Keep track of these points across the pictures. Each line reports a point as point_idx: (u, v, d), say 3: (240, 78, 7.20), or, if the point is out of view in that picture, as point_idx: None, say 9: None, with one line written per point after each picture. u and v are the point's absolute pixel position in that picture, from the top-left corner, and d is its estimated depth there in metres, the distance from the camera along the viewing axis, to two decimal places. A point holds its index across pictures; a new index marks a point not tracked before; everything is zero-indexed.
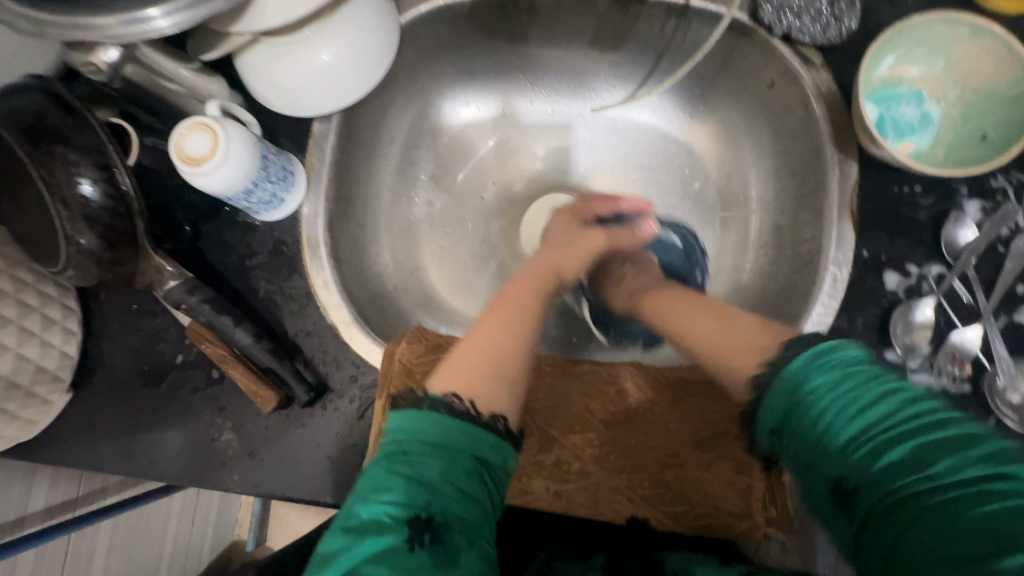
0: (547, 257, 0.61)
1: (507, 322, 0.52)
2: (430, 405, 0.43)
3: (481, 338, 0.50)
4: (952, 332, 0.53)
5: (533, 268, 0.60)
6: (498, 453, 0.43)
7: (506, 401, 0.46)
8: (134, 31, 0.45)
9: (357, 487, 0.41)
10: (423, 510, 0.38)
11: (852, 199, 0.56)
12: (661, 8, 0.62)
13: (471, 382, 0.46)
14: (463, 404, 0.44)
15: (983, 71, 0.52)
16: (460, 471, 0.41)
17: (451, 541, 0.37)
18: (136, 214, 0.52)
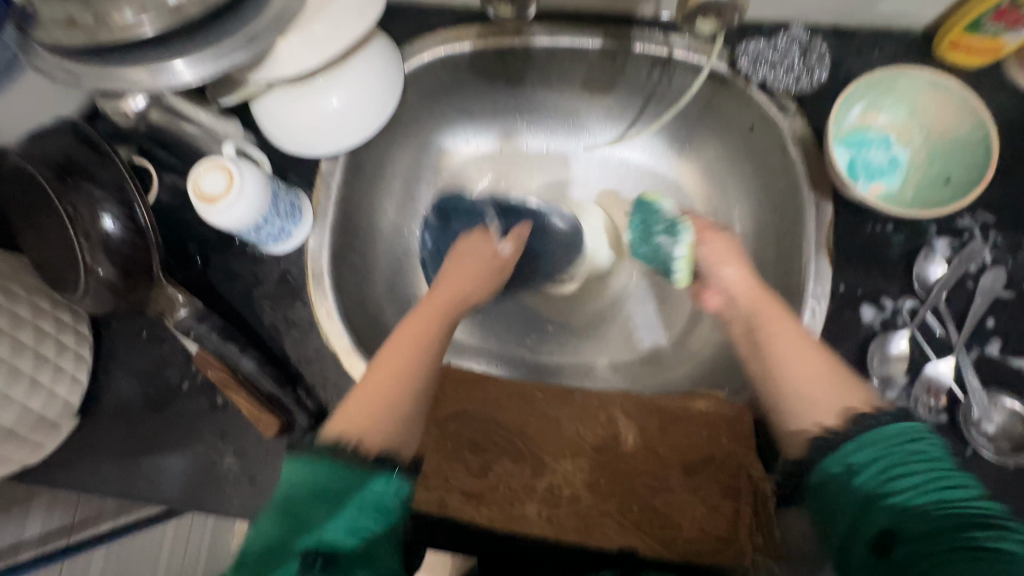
0: (443, 296, 0.62)
1: (402, 355, 0.54)
2: (319, 450, 0.45)
3: (376, 375, 0.52)
4: (927, 364, 0.55)
5: (429, 305, 0.61)
6: (390, 486, 0.44)
7: (400, 438, 0.48)
8: (160, 81, 0.50)
9: (252, 532, 0.42)
10: (313, 546, 0.41)
11: (828, 236, 0.59)
12: (647, 58, 0.67)
13: (363, 423, 0.48)
14: (354, 448, 0.45)
15: (945, 119, 0.56)
16: (347, 512, 0.42)
17: (343, 562, 0.41)
18: (153, 248, 0.55)
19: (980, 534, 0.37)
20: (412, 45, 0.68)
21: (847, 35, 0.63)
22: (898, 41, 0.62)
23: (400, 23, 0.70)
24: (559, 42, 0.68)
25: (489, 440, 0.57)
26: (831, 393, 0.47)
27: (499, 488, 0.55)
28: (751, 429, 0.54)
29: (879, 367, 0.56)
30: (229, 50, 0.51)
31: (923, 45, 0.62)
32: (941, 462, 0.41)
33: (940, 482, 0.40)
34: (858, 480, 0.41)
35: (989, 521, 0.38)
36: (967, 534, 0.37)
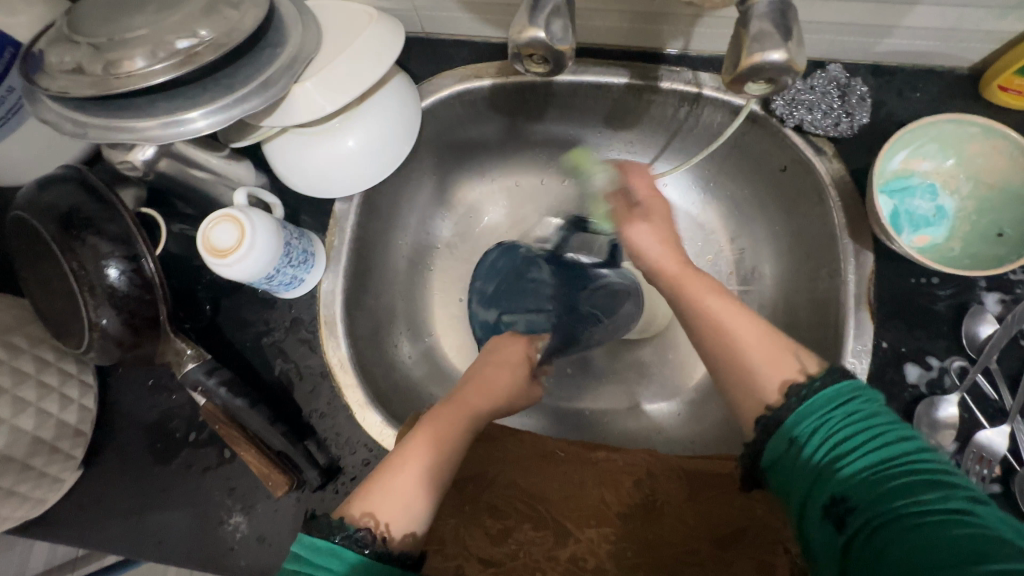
0: (477, 397, 0.55)
1: (460, 422, 0.52)
2: (342, 540, 0.41)
3: (405, 454, 0.48)
4: (977, 431, 0.52)
5: (471, 394, 0.55)
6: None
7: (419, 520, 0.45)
8: (170, 132, 0.48)
9: None
10: None
11: (869, 290, 0.56)
12: (675, 95, 0.64)
13: (400, 508, 0.44)
14: (377, 533, 0.42)
15: (995, 168, 0.53)
16: None
17: None
18: (160, 300, 0.52)
19: (960, 497, 0.34)
20: (429, 82, 0.66)
21: (887, 75, 0.60)
22: (942, 81, 0.59)
23: (417, 58, 0.68)
24: (583, 79, 0.65)
25: (510, 506, 0.55)
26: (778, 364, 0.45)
27: (522, 556, 0.53)
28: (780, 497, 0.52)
29: (927, 434, 0.52)
30: (244, 97, 0.49)
31: (968, 86, 0.59)
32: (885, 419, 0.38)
33: (893, 432, 0.38)
34: (803, 449, 0.40)
35: (938, 478, 0.35)
36: (918, 488, 0.34)
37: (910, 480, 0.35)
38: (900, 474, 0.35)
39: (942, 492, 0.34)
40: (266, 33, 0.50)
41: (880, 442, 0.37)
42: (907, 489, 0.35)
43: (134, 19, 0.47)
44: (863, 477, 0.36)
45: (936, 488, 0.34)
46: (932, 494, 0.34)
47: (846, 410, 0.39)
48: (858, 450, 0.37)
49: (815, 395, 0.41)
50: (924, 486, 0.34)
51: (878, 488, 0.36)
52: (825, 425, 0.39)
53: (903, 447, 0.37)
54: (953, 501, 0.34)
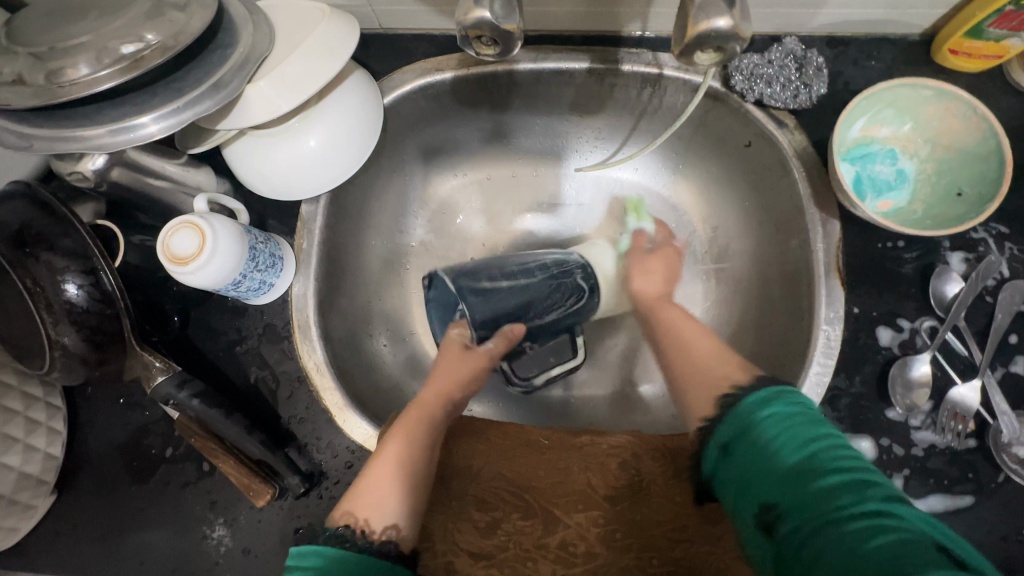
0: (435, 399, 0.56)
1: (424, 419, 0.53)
2: (326, 539, 0.41)
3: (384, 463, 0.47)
4: (951, 387, 0.52)
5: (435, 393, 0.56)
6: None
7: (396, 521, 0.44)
8: (121, 139, 0.47)
9: None
10: None
11: (837, 257, 0.56)
12: (636, 78, 0.64)
13: (383, 506, 0.44)
14: (357, 534, 0.42)
15: (950, 130, 0.54)
16: None
17: None
18: (123, 314, 0.51)
19: (875, 500, 0.35)
20: (391, 78, 0.65)
21: (842, 45, 0.61)
22: (896, 48, 0.60)
23: (377, 54, 0.67)
24: (544, 66, 0.64)
25: (496, 497, 0.55)
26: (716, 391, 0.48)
27: (510, 547, 0.53)
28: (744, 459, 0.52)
29: (902, 394, 0.53)
30: (195, 100, 0.48)
31: (921, 51, 0.60)
32: (814, 427, 0.40)
33: (811, 433, 0.39)
34: (736, 452, 0.42)
35: (857, 481, 0.36)
36: (844, 488, 0.36)
37: (832, 485, 0.36)
38: (816, 479, 0.37)
39: (859, 492, 0.35)
40: (216, 34, 0.50)
41: (809, 449, 0.39)
42: (835, 490, 0.36)
43: (76, 25, 0.45)
44: (796, 479, 0.38)
45: (853, 487, 0.35)
46: (849, 495, 0.35)
47: (769, 415, 0.42)
48: (786, 455, 0.39)
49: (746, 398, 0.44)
50: (842, 486, 0.36)
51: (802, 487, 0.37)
52: (758, 425, 0.42)
53: (828, 451, 0.38)
54: (868, 503, 0.34)
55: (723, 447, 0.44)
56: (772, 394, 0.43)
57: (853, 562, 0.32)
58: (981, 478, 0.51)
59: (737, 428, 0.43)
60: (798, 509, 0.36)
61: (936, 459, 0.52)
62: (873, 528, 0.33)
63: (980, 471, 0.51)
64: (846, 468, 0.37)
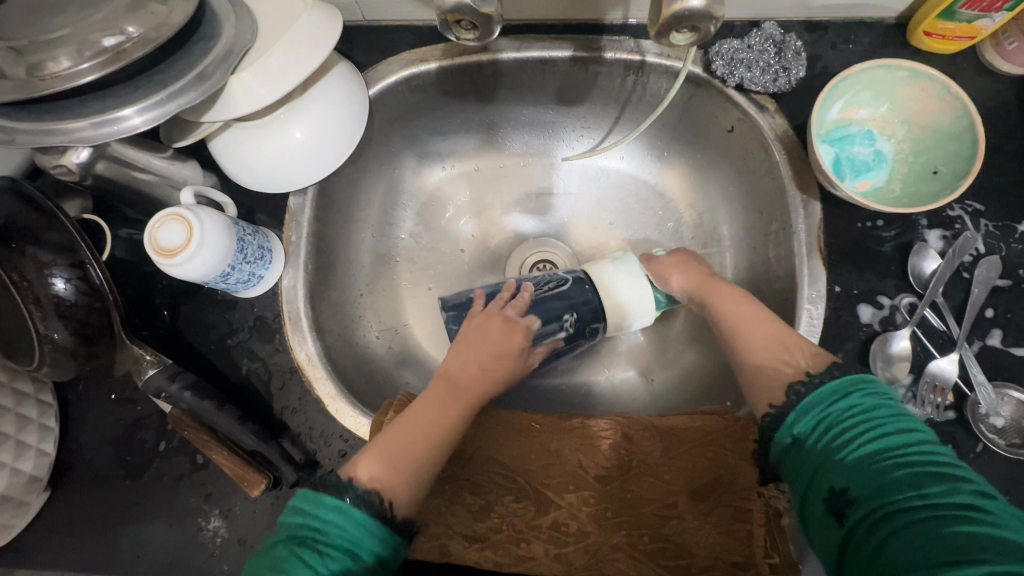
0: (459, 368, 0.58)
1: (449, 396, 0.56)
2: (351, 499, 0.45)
3: (400, 434, 0.52)
4: (930, 361, 0.54)
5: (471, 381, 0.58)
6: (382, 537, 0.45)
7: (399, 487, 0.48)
8: (105, 131, 0.47)
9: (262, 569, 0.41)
10: None
11: (818, 238, 0.58)
12: (619, 65, 0.65)
13: (386, 478, 0.48)
14: (370, 496, 0.46)
15: (926, 110, 0.55)
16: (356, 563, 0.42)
17: None
18: (112, 307, 0.51)
19: (963, 490, 0.37)
20: (376, 69, 0.66)
21: (820, 29, 0.62)
22: (873, 31, 0.61)
23: (361, 46, 0.67)
24: (528, 55, 0.65)
25: (489, 481, 0.55)
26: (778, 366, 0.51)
27: (504, 529, 0.54)
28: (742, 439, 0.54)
29: (883, 369, 0.54)
30: (179, 92, 0.48)
31: (897, 34, 0.61)
32: (899, 420, 0.42)
33: (895, 419, 0.42)
34: (810, 441, 0.44)
35: (942, 472, 0.39)
36: (927, 477, 0.38)
37: (916, 469, 0.39)
38: (901, 467, 0.39)
39: (948, 478, 0.38)
40: (198, 26, 0.50)
41: (895, 441, 0.41)
42: (919, 480, 0.38)
43: (55, 18, 0.45)
44: (882, 466, 0.40)
45: (943, 481, 0.38)
46: (935, 484, 0.38)
47: (853, 406, 0.44)
48: (871, 445, 0.41)
49: (818, 391, 0.46)
50: (927, 472, 0.38)
51: (890, 469, 0.39)
52: (845, 409, 0.44)
53: (914, 445, 0.40)
54: (957, 494, 0.37)
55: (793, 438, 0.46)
56: (855, 381, 0.46)
57: (941, 540, 0.35)
58: (961, 449, 0.52)
59: (812, 419, 0.45)
60: (881, 491, 0.39)
61: None
62: (963, 519, 0.35)
63: (960, 442, 0.52)
64: (930, 456, 0.40)
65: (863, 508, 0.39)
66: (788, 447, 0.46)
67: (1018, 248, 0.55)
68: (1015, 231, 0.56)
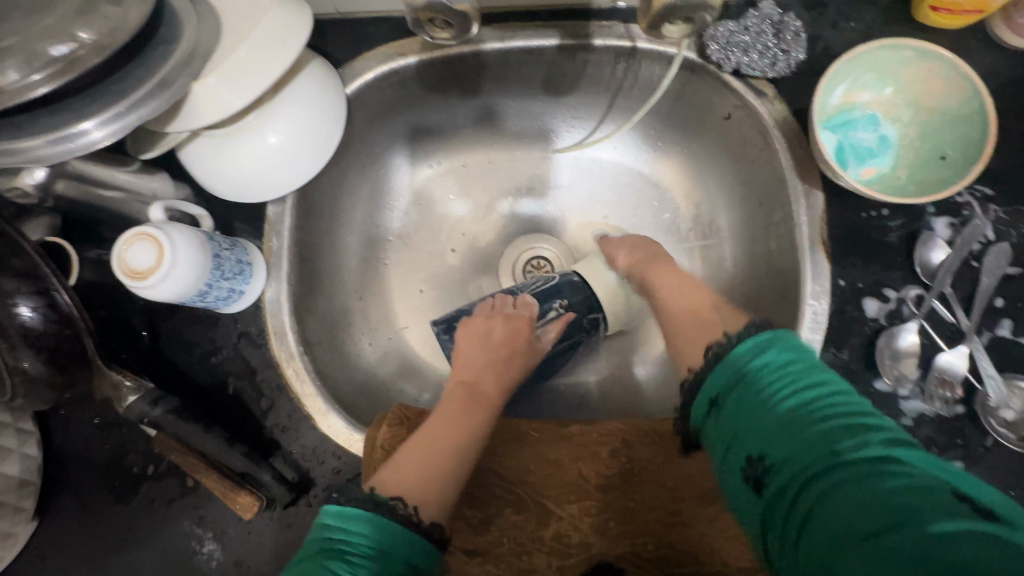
0: (485, 375, 0.58)
1: (473, 401, 0.55)
2: (374, 506, 0.43)
3: (427, 439, 0.50)
4: (937, 355, 0.52)
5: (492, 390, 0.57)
6: (416, 549, 0.42)
7: (435, 496, 0.46)
8: (62, 148, 0.44)
9: None
10: None
11: (821, 230, 0.55)
12: (609, 52, 0.62)
13: (416, 483, 0.46)
14: (405, 508, 0.43)
15: (933, 92, 0.53)
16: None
17: None
18: (84, 333, 0.49)
19: (875, 439, 0.36)
20: (352, 66, 0.62)
21: (820, 7, 0.58)
22: (875, 7, 0.58)
23: (336, 41, 0.63)
24: (512, 45, 0.61)
25: (489, 493, 0.54)
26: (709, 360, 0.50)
27: (505, 542, 0.52)
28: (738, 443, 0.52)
29: (891, 365, 0.52)
30: (139, 101, 0.45)
31: (900, 9, 0.58)
32: (817, 375, 0.41)
33: (812, 377, 0.41)
34: (726, 406, 0.43)
35: (855, 423, 0.37)
36: (841, 432, 0.37)
37: (836, 425, 0.37)
38: (816, 426, 0.37)
39: (857, 435, 0.36)
40: (156, 28, 0.46)
41: (810, 398, 0.39)
42: (830, 437, 0.36)
43: None
44: (794, 427, 0.38)
45: (852, 434, 0.36)
46: (847, 438, 0.36)
47: (763, 361, 0.43)
48: (780, 401, 0.40)
49: (738, 348, 0.44)
50: (841, 430, 0.37)
51: (808, 429, 0.38)
52: (759, 369, 0.42)
53: (827, 402, 0.39)
54: (867, 445, 0.35)
55: (712, 400, 0.45)
56: (767, 338, 0.44)
57: (849, 504, 0.33)
58: (971, 444, 0.51)
59: (727, 377, 0.44)
60: (794, 454, 0.37)
61: (926, 427, 0.52)
62: (874, 471, 0.34)
63: (969, 436, 0.51)
64: (850, 412, 0.38)
65: (779, 476, 0.38)
66: (709, 413, 0.45)
67: None
68: None
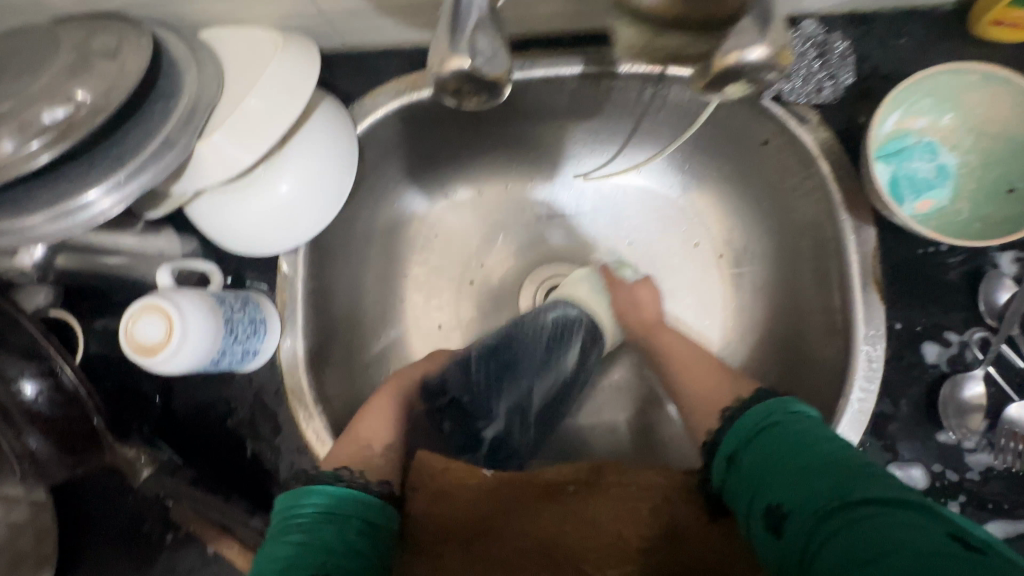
0: (424, 367, 0.61)
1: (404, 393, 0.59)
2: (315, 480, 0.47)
3: (367, 421, 0.55)
4: (1007, 404, 0.48)
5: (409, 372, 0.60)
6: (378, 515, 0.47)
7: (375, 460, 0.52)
8: (64, 225, 0.40)
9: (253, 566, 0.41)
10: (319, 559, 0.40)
11: (874, 269, 0.51)
12: (636, 78, 0.58)
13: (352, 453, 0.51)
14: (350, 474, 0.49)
15: (999, 118, 0.48)
16: (351, 531, 0.44)
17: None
18: (93, 412, 0.45)
19: (887, 486, 0.36)
20: (362, 103, 0.58)
21: (868, 23, 0.54)
22: (929, 21, 0.53)
23: (345, 76, 0.60)
24: (532, 75, 0.57)
25: (526, 559, 0.50)
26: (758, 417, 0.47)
27: None
28: None
29: (957, 418, 0.48)
30: (143, 165, 0.41)
31: (958, 22, 0.53)
32: (827, 434, 0.42)
33: (823, 438, 0.41)
34: (743, 462, 0.44)
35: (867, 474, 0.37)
36: (849, 480, 0.37)
37: (845, 472, 0.38)
38: (824, 474, 0.38)
39: (867, 482, 0.36)
40: (156, 84, 0.43)
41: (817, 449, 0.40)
42: (839, 483, 0.37)
43: None
44: (806, 476, 0.39)
45: (862, 481, 0.36)
46: (857, 483, 0.36)
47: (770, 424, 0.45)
48: (792, 453, 0.41)
49: (743, 417, 0.48)
50: (847, 476, 0.37)
51: (815, 474, 0.39)
52: (775, 428, 0.44)
53: (836, 454, 0.39)
54: (877, 490, 0.35)
55: (728, 458, 0.47)
56: (774, 403, 0.47)
57: (858, 544, 0.32)
58: None
59: (738, 436, 0.47)
60: (805, 501, 0.37)
61: (994, 482, 0.48)
62: (883, 513, 0.33)
63: None
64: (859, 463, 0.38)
65: (796, 523, 0.37)
66: (726, 472, 0.47)
67: None
68: None
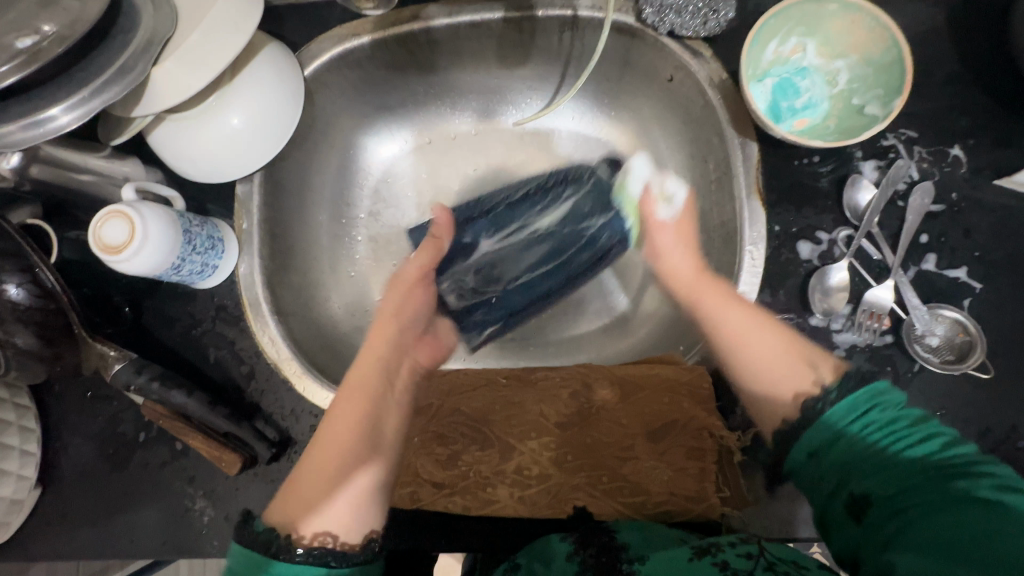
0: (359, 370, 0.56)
1: (364, 393, 0.54)
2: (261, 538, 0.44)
3: (325, 447, 0.49)
4: (866, 290, 0.56)
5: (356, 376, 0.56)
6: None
7: (353, 518, 0.47)
8: (34, 134, 0.47)
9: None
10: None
11: (758, 177, 0.58)
12: (553, 22, 0.65)
13: (315, 501, 0.46)
14: (326, 545, 0.44)
15: (860, 44, 0.56)
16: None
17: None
18: (67, 307, 0.53)
19: (993, 483, 0.37)
20: (308, 48, 0.65)
21: None
22: None
23: (293, 26, 0.67)
24: (460, 20, 0.65)
25: (455, 430, 0.58)
26: (778, 359, 0.50)
27: (470, 475, 0.56)
28: (713, 391, 0.56)
29: (821, 300, 0.56)
30: (102, 87, 0.48)
31: None
32: (905, 423, 0.41)
33: (916, 427, 0.41)
34: (829, 457, 0.42)
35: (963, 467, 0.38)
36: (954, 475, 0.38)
37: (942, 470, 0.38)
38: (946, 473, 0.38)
39: (972, 475, 0.37)
40: (114, 18, 0.49)
41: (903, 443, 0.40)
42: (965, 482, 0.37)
43: None
44: (917, 477, 0.38)
45: (965, 477, 0.37)
46: (958, 481, 0.37)
47: (867, 417, 0.42)
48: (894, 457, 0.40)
49: (834, 406, 0.43)
50: (942, 473, 0.38)
51: (887, 435, 0.41)
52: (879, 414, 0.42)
53: (940, 449, 0.39)
54: (979, 487, 0.36)
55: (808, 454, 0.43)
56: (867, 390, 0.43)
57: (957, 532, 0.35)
58: (899, 370, 0.54)
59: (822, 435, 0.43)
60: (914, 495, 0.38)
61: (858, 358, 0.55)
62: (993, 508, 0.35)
63: (897, 363, 0.54)
64: (832, 408, 0.43)
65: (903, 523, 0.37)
66: (804, 464, 0.44)
67: (950, 172, 0.57)
68: (948, 154, 0.57)
